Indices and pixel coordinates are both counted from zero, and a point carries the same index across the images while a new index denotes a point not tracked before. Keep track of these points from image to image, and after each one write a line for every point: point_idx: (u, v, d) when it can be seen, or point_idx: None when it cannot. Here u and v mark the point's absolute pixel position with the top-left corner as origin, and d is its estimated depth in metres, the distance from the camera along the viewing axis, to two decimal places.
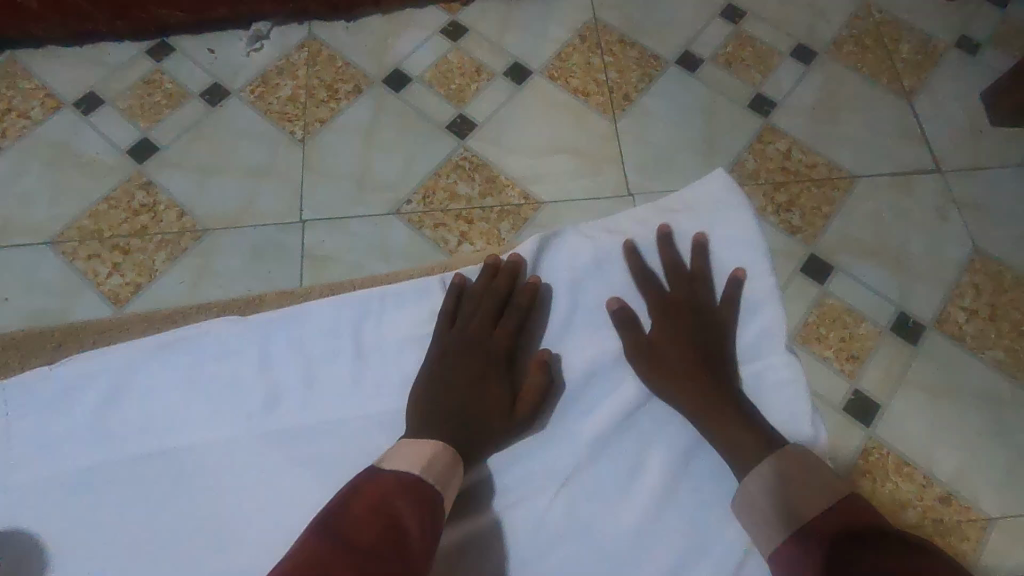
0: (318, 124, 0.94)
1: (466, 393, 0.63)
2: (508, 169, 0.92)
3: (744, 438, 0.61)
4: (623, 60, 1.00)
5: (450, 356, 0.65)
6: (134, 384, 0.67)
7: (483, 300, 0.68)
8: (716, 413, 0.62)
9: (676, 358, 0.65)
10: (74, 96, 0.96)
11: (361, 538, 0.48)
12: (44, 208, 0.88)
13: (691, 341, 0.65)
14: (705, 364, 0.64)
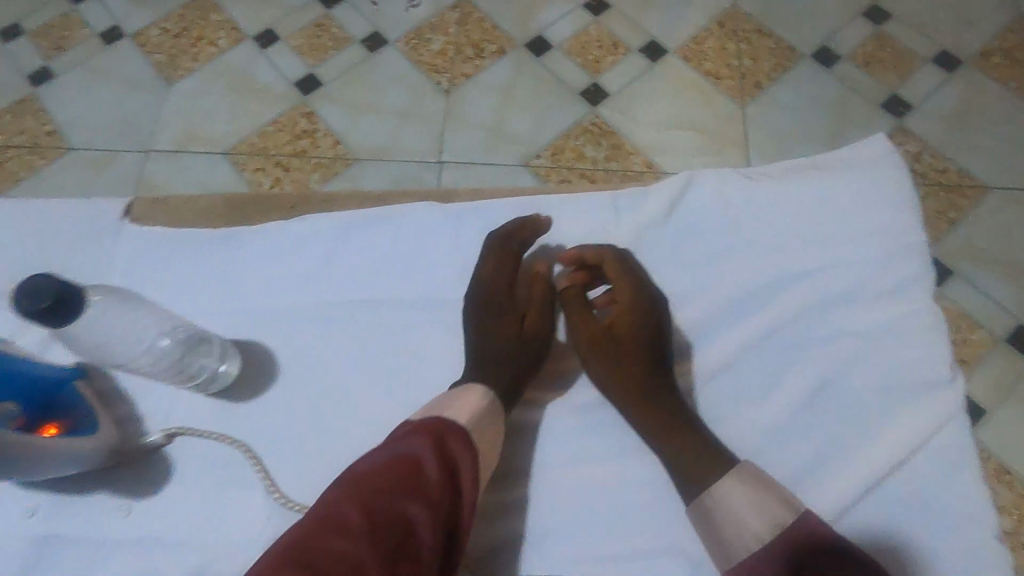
0: (463, 78, 1.02)
1: (497, 344, 0.61)
2: (634, 138, 0.96)
3: (698, 454, 0.55)
4: (758, 49, 1.02)
5: (484, 315, 0.63)
6: (331, 249, 0.70)
7: (507, 254, 0.65)
8: (670, 427, 0.57)
9: (623, 364, 0.60)
10: (255, 31, 1.08)
11: (382, 481, 0.47)
12: (223, 124, 1.00)
13: (637, 337, 0.60)
14: (643, 368, 0.59)
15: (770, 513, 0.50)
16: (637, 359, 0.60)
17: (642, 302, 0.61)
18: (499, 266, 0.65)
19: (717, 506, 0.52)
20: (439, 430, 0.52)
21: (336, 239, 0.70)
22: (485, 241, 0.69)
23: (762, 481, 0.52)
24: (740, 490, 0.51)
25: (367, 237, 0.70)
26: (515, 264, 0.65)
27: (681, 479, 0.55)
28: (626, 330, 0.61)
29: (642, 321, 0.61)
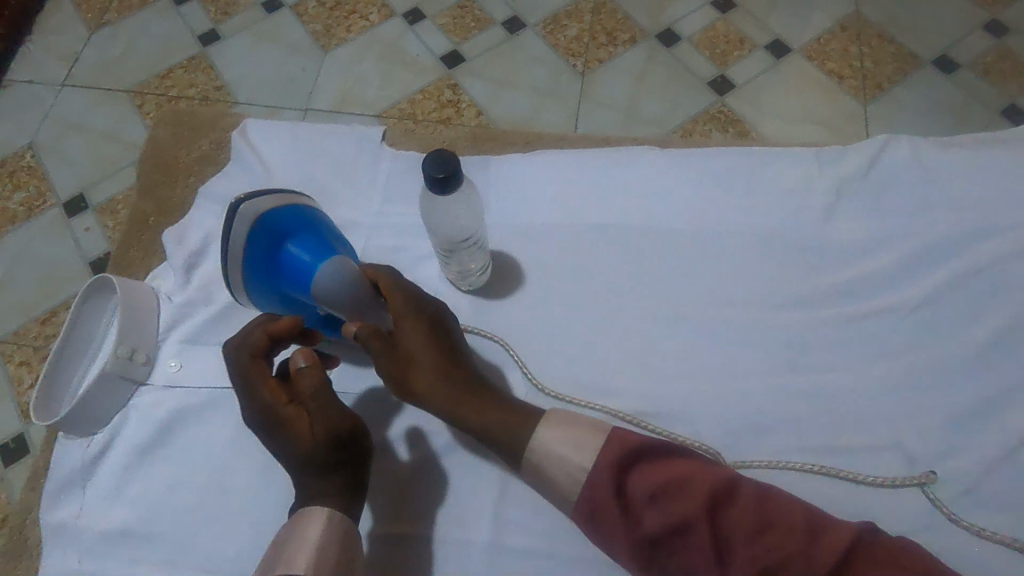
0: (597, 63, 1.10)
1: (293, 458, 0.54)
2: (760, 127, 1.03)
3: (505, 421, 0.55)
4: (880, 53, 1.08)
5: (270, 431, 0.55)
6: (547, 175, 0.68)
7: (258, 371, 0.55)
8: (490, 416, 0.55)
9: (422, 371, 0.57)
10: (403, 8, 1.17)
11: None
12: (375, 90, 1.09)
13: (417, 334, 0.57)
14: (442, 362, 0.57)
15: (586, 447, 0.50)
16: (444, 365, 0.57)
17: (414, 300, 0.58)
18: (254, 386, 0.55)
19: (543, 462, 0.51)
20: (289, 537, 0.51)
21: (570, 169, 0.68)
22: (711, 182, 0.66)
23: (561, 415, 0.53)
24: (555, 431, 0.51)
25: (595, 171, 0.68)
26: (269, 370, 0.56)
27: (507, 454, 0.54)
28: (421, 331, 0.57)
29: (424, 317, 0.57)
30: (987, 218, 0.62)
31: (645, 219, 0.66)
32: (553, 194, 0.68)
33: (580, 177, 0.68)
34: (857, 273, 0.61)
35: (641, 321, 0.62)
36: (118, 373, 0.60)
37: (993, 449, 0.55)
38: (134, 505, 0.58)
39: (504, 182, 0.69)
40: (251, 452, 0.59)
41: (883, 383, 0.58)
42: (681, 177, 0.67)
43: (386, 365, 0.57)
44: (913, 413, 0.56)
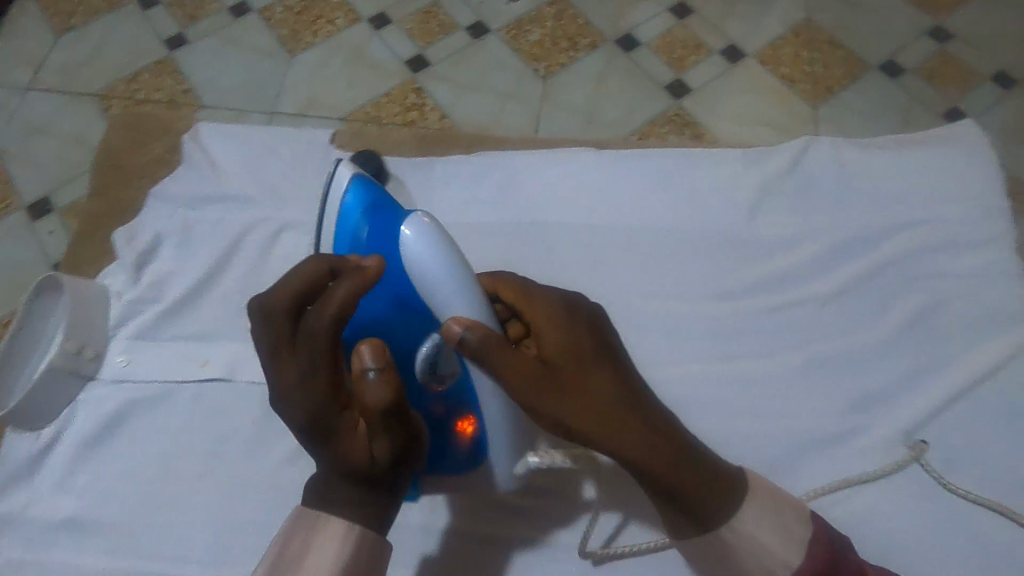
0: (558, 67, 1.12)
1: (331, 467, 0.43)
2: (715, 129, 1.06)
3: (698, 484, 0.45)
4: (830, 58, 1.12)
5: (306, 427, 0.43)
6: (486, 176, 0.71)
7: (314, 350, 0.43)
8: (674, 463, 0.44)
9: (599, 407, 0.45)
10: (369, 13, 1.19)
11: None
12: (340, 93, 1.11)
13: (588, 361, 0.46)
14: (619, 394, 0.46)
15: (796, 540, 0.45)
16: (614, 391, 0.46)
17: (567, 319, 0.48)
18: (309, 368, 0.43)
19: (740, 543, 0.45)
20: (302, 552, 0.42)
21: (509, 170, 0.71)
22: (646, 180, 0.69)
23: (763, 493, 0.46)
24: (768, 525, 0.45)
25: (535, 173, 0.71)
26: (328, 350, 0.43)
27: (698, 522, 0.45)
28: (580, 343, 0.47)
29: (584, 339, 0.47)
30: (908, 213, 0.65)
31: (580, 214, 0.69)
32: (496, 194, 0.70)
33: (519, 178, 0.71)
34: (787, 267, 0.64)
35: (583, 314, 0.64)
36: (68, 369, 0.62)
37: (908, 431, 0.58)
38: (83, 496, 0.59)
39: (448, 184, 0.71)
40: (201, 442, 0.61)
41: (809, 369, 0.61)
42: (616, 176, 0.70)
43: (525, 385, 0.46)
44: (832, 398, 0.60)
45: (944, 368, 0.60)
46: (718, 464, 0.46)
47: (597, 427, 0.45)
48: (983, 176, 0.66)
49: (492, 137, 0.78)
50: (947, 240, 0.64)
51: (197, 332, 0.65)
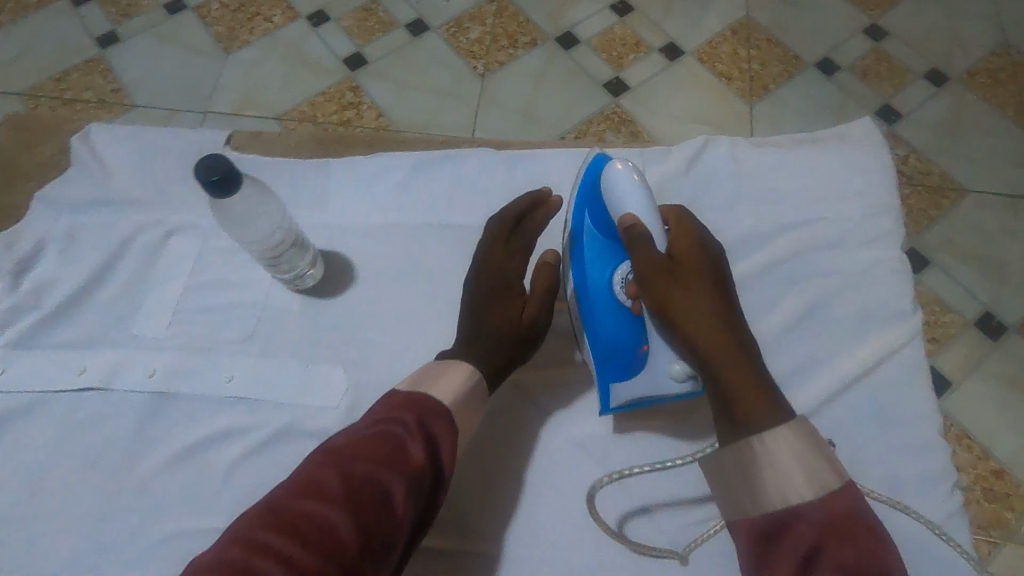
0: (497, 65, 1.12)
1: (490, 320, 0.63)
2: (652, 127, 1.06)
3: (748, 390, 0.53)
4: (768, 55, 1.12)
5: (488, 284, 0.66)
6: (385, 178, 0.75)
7: (515, 234, 0.70)
8: (731, 357, 0.55)
9: (689, 305, 0.57)
10: (307, 11, 1.17)
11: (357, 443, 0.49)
12: (276, 92, 1.10)
13: (701, 277, 0.59)
14: (716, 305, 0.57)
15: (821, 481, 0.48)
16: (717, 299, 0.58)
17: (708, 254, 0.60)
18: (507, 251, 0.68)
19: (762, 448, 0.51)
20: (418, 403, 0.53)
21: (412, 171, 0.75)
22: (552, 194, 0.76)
23: (817, 439, 0.51)
24: (797, 453, 0.49)
25: (436, 179, 0.75)
26: (523, 251, 0.69)
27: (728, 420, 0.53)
28: (704, 266, 0.60)
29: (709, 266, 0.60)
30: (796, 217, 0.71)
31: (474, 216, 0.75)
32: (393, 200, 0.74)
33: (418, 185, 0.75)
34: None
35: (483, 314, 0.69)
36: None
37: None
38: None
39: (351, 190, 0.74)
40: (77, 450, 0.64)
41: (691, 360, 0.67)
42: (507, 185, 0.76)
43: (653, 275, 0.59)
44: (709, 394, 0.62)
45: (823, 363, 0.66)
46: (773, 389, 0.54)
47: (685, 312, 0.58)
48: (864, 181, 0.72)
49: (388, 138, 0.80)
50: (829, 244, 0.70)
51: (75, 341, 0.68)
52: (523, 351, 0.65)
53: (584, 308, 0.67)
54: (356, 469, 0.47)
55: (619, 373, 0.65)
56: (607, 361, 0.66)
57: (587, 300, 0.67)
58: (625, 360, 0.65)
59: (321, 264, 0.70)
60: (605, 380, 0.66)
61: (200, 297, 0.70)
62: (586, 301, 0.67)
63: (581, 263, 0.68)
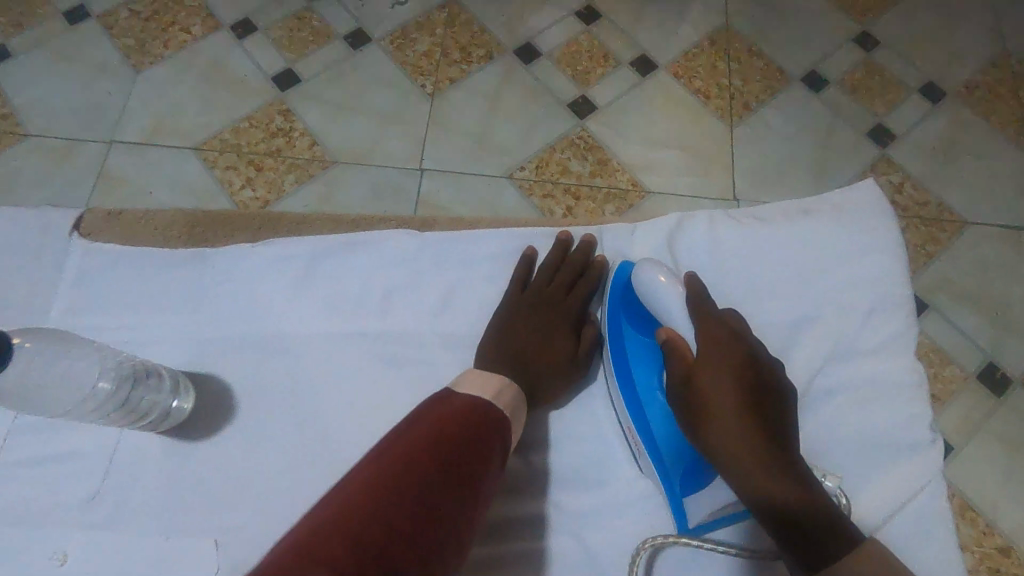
0: (448, 82, 0.99)
1: (523, 347, 0.62)
2: (622, 155, 0.95)
3: (802, 507, 0.50)
4: (749, 69, 1.01)
5: (526, 310, 0.64)
6: (291, 271, 0.67)
7: (563, 272, 0.67)
8: (777, 476, 0.51)
9: (724, 425, 0.53)
10: (231, 19, 1.03)
11: (436, 438, 0.45)
12: (194, 117, 0.96)
13: (732, 388, 0.54)
14: (752, 421, 0.53)
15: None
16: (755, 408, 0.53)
17: (737, 350, 0.55)
18: (552, 282, 0.67)
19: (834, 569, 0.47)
20: (478, 409, 0.50)
21: (316, 258, 0.68)
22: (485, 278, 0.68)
23: (886, 563, 0.47)
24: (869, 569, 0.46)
25: (355, 258, 0.68)
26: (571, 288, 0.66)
27: (789, 537, 0.50)
28: (734, 362, 0.55)
29: (741, 370, 0.54)
30: (753, 298, 0.67)
31: (401, 301, 0.67)
32: (300, 283, 0.67)
33: (330, 265, 0.68)
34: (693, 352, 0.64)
35: (406, 414, 0.62)
36: None
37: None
38: None
39: (253, 273, 0.67)
40: None
41: (622, 456, 0.63)
42: (425, 270, 0.68)
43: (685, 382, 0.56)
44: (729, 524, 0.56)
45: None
46: (827, 508, 0.50)
47: (720, 426, 0.53)
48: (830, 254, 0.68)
49: (273, 222, 0.74)
50: (789, 324, 0.66)
51: None
52: (553, 391, 0.62)
53: (634, 414, 0.61)
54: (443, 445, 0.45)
55: (690, 486, 0.58)
56: (673, 473, 0.59)
57: (637, 406, 0.61)
58: (694, 470, 0.58)
59: (191, 392, 0.62)
60: (674, 494, 0.59)
61: (53, 434, 0.61)
62: (636, 406, 0.61)
63: (621, 351, 0.63)
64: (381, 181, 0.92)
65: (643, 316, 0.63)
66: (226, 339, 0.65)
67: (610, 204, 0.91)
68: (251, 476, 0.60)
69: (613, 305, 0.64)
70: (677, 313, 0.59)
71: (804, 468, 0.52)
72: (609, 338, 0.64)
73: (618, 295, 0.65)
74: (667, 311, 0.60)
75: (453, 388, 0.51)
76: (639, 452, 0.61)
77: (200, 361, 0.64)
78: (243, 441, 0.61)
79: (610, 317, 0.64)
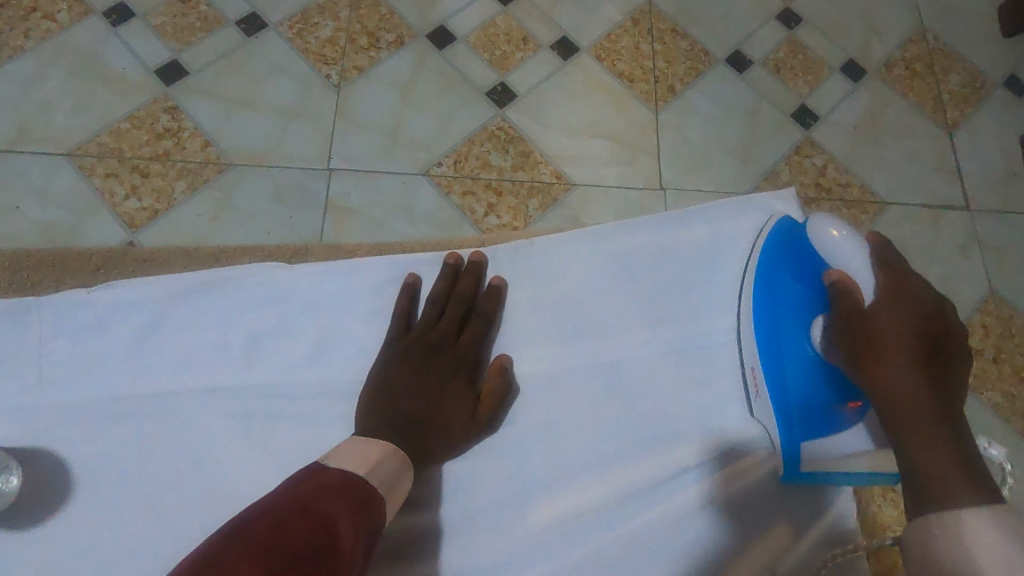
0: (355, 72, 0.91)
1: (416, 408, 0.56)
2: (545, 146, 0.90)
3: (950, 467, 0.44)
4: (673, 51, 0.98)
5: (410, 363, 0.58)
6: (173, 315, 0.63)
7: (450, 309, 0.62)
8: (930, 427, 0.46)
9: (888, 363, 0.49)
10: (104, 5, 0.91)
11: (279, 519, 0.40)
12: (64, 118, 0.85)
13: (911, 333, 0.49)
14: (923, 369, 0.48)
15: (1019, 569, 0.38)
16: (930, 360, 0.48)
17: (924, 307, 0.50)
18: (440, 325, 0.61)
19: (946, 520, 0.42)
20: (344, 487, 0.45)
21: (193, 294, 0.63)
22: (377, 299, 0.64)
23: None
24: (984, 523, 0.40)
25: (242, 287, 0.64)
26: (458, 329, 0.62)
27: (917, 491, 0.45)
28: (918, 313, 0.49)
29: (924, 315, 0.49)
30: (670, 302, 0.66)
31: (299, 332, 0.62)
32: (182, 321, 0.62)
33: (208, 306, 0.63)
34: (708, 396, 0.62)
35: (311, 451, 0.57)
36: None
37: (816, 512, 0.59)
38: None
39: (125, 310, 0.62)
40: None
41: (545, 480, 0.59)
42: (314, 306, 0.63)
43: (846, 323, 0.52)
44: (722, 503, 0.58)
45: (705, 465, 0.60)
46: (982, 473, 0.44)
47: (879, 366, 0.49)
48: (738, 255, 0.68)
49: (123, 258, 0.73)
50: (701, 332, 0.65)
51: None
52: (449, 454, 0.57)
53: (766, 358, 0.58)
54: (287, 525, 0.40)
55: (813, 431, 0.57)
56: (794, 422, 0.57)
57: (772, 348, 0.58)
58: (824, 422, 0.56)
59: (17, 468, 0.55)
60: (792, 438, 0.57)
61: None
62: (773, 347, 0.58)
63: (766, 287, 0.61)
64: (282, 187, 0.84)
65: (802, 265, 0.59)
66: (110, 380, 0.60)
67: (531, 203, 0.87)
68: (143, 533, 0.55)
69: (768, 250, 0.62)
70: (859, 258, 0.54)
71: (967, 433, 0.47)
72: (756, 273, 0.62)
73: (777, 242, 0.62)
74: (838, 254, 0.55)
75: (320, 462, 0.47)
76: (756, 394, 0.60)
77: (74, 409, 0.59)
78: (134, 493, 0.56)
79: (764, 261, 0.62)
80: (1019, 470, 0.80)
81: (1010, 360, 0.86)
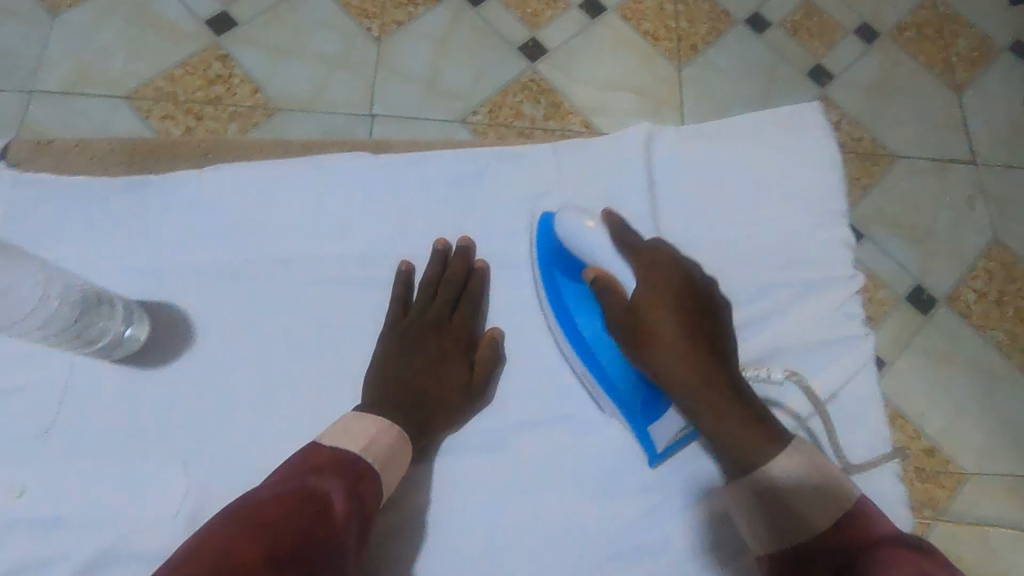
0: (395, 26, 0.96)
1: (405, 381, 0.61)
2: (575, 96, 0.95)
3: (747, 433, 0.54)
4: (695, 11, 1.02)
5: (404, 345, 0.64)
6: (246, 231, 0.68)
7: (442, 290, 0.67)
8: (720, 404, 0.54)
9: (665, 348, 0.55)
10: None
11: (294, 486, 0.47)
12: (122, 63, 0.90)
13: (677, 325, 0.55)
14: (696, 354, 0.55)
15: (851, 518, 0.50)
16: (700, 346, 0.55)
17: (674, 286, 0.56)
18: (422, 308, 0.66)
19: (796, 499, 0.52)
20: (342, 463, 0.51)
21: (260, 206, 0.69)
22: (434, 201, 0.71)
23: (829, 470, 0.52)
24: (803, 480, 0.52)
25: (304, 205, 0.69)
26: (451, 309, 0.66)
27: (738, 465, 0.54)
28: (678, 302, 0.55)
29: (679, 288, 0.56)
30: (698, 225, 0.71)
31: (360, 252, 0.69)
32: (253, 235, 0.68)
33: (272, 222, 0.69)
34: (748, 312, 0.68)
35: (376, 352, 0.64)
36: None
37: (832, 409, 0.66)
38: None
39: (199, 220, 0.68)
40: None
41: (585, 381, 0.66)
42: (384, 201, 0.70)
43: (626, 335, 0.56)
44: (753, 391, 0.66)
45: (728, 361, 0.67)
46: (769, 422, 0.54)
47: (672, 368, 0.55)
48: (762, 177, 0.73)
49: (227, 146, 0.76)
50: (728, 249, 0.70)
51: None
52: (452, 422, 0.64)
53: (585, 362, 0.62)
54: (302, 487, 0.47)
55: (649, 416, 0.60)
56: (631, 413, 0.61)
57: (585, 351, 0.62)
58: (647, 403, 0.60)
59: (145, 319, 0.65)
60: (638, 428, 0.61)
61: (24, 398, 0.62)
62: (586, 354, 0.62)
63: (555, 303, 0.65)
64: (329, 130, 0.89)
65: (572, 265, 0.63)
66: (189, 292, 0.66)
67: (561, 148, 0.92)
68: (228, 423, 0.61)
69: (540, 260, 0.65)
70: (601, 248, 0.58)
71: (746, 388, 0.56)
72: (543, 284, 0.65)
73: (544, 248, 0.65)
74: (591, 251, 0.59)
75: (319, 441, 0.53)
76: (597, 393, 0.64)
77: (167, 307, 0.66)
78: None
79: (541, 268, 0.65)
80: (1016, 401, 0.86)
81: (1013, 303, 0.91)
